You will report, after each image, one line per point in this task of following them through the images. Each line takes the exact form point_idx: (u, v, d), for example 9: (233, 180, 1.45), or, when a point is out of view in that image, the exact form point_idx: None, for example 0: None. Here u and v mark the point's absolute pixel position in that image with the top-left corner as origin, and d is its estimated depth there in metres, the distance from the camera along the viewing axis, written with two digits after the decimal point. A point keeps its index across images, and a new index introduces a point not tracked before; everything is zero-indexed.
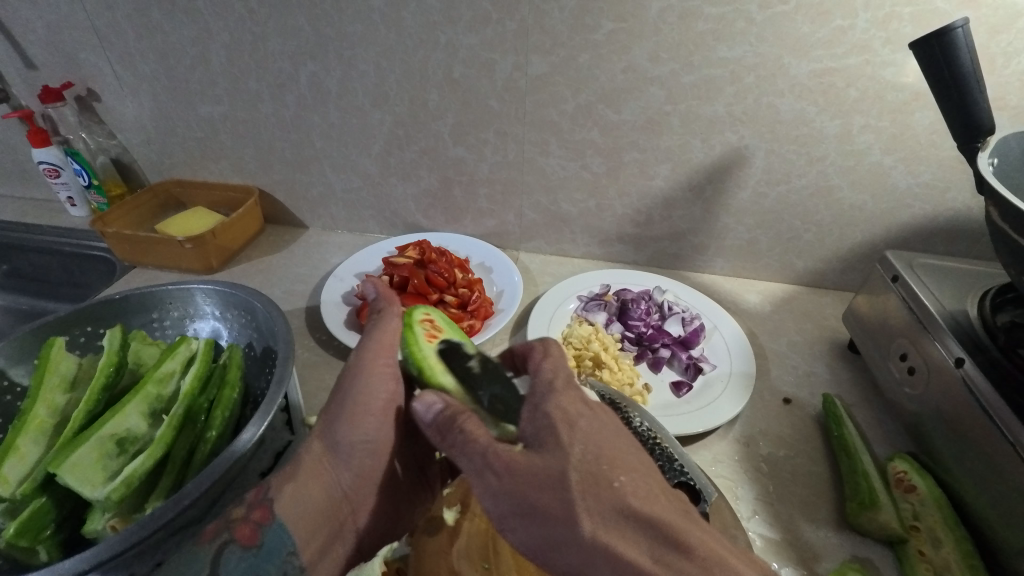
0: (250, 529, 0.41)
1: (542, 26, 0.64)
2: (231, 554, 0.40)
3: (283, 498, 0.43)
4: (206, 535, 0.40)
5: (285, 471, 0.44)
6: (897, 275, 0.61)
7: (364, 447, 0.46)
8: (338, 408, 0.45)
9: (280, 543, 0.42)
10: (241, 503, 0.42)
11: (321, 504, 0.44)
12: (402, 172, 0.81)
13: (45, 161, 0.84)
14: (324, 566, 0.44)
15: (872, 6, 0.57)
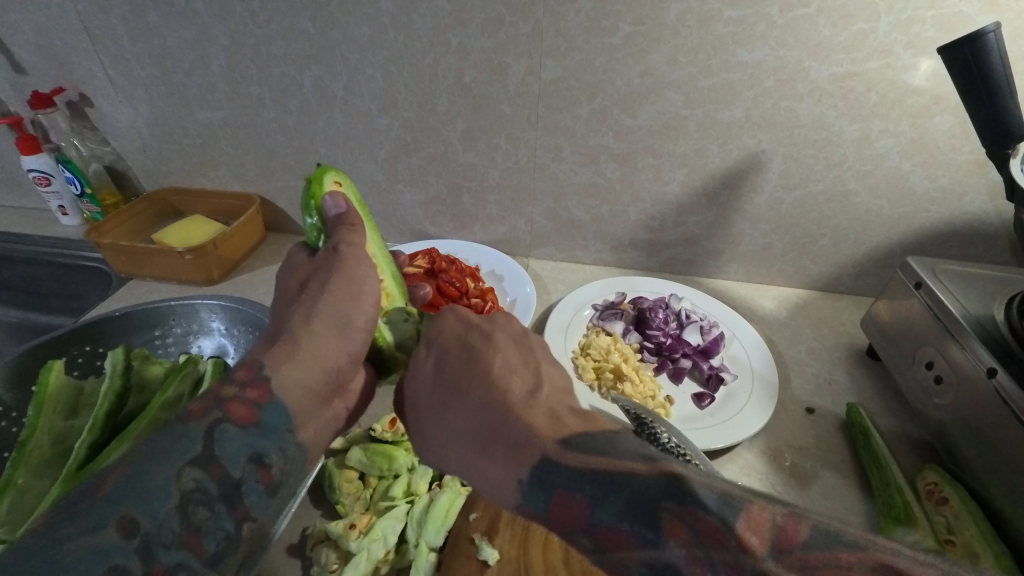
0: (246, 408, 0.37)
1: (557, 28, 0.62)
2: (226, 432, 0.36)
3: (281, 377, 0.40)
4: (194, 413, 0.36)
5: (279, 351, 0.41)
6: (919, 281, 0.60)
7: (359, 334, 0.45)
8: (338, 290, 0.45)
9: (280, 423, 0.38)
10: (231, 381, 0.38)
11: (322, 382, 0.42)
12: (410, 179, 0.79)
13: (35, 169, 0.81)
14: (320, 448, 0.42)
15: (895, 9, 0.55)
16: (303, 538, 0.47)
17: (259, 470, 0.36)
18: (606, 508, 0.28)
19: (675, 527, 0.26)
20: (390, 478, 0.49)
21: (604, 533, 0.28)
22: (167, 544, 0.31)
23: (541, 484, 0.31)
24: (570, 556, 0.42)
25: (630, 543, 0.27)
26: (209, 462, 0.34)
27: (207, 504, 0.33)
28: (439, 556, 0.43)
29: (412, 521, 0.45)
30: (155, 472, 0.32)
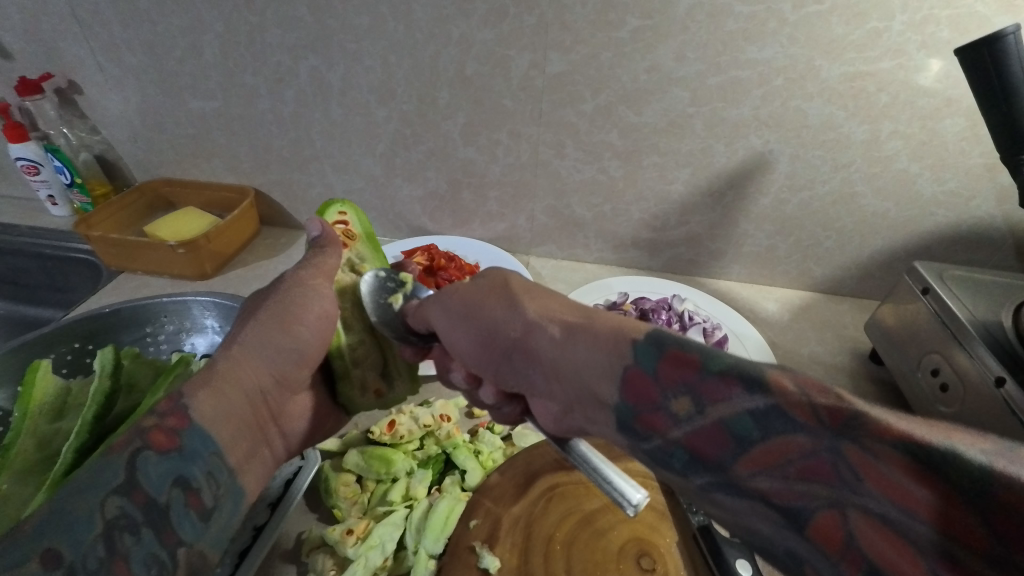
0: (165, 435, 0.37)
1: (563, 21, 0.60)
2: (147, 460, 0.36)
3: (200, 403, 0.40)
4: (116, 446, 0.36)
5: (198, 380, 0.42)
6: (926, 286, 0.59)
7: (291, 356, 0.45)
8: (266, 317, 0.45)
9: (203, 448, 0.39)
10: (151, 413, 0.38)
11: (242, 406, 0.43)
12: (408, 173, 0.77)
13: (22, 157, 0.78)
14: (251, 468, 0.43)
15: (909, 8, 0.54)
16: (299, 543, 0.46)
17: (187, 495, 0.37)
18: (714, 362, 0.23)
19: (734, 388, 0.22)
20: (388, 482, 0.48)
21: (713, 384, 0.23)
22: (92, 570, 0.31)
23: (653, 341, 0.26)
24: (572, 565, 0.42)
25: (740, 388, 0.22)
26: (131, 490, 0.34)
27: (134, 529, 0.33)
28: (438, 563, 0.42)
29: (410, 528, 0.44)
30: (78, 504, 0.32)
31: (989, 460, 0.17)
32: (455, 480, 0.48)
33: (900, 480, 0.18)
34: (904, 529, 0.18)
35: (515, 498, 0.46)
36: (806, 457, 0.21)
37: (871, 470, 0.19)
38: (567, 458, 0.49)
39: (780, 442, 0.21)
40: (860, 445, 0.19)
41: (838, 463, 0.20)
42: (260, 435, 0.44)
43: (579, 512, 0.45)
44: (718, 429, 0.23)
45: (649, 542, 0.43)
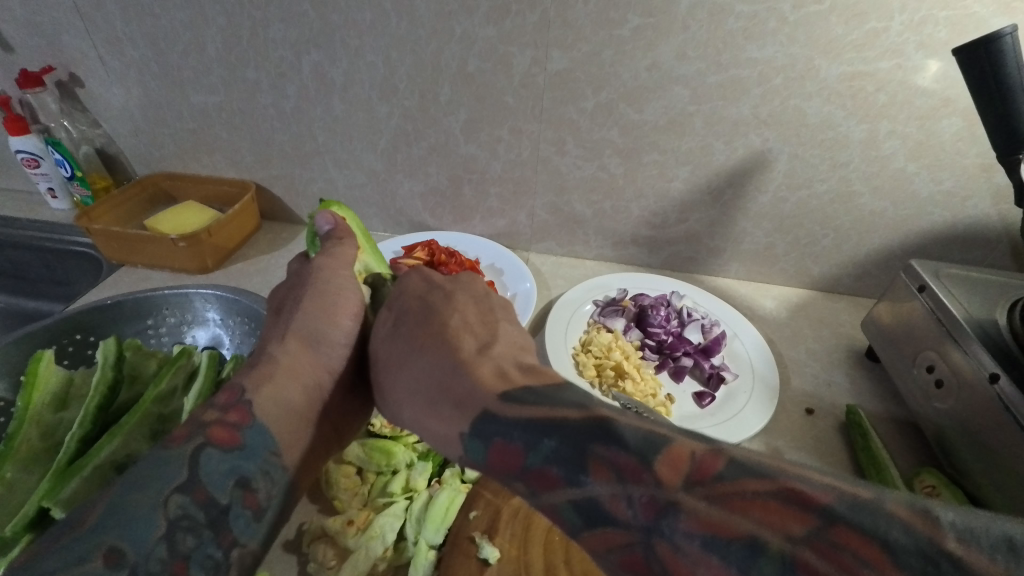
0: (227, 432, 0.38)
1: (565, 18, 0.61)
2: (210, 456, 0.36)
3: (260, 398, 0.41)
4: (178, 440, 0.36)
5: (257, 373, 0.42)
6: (923, 284, 0.60)
7: (334, 347, 0.47)
8: (316, 309, 0.47)
9: (261, 445, 0.39)
10: (213, 406, 0.39)
11: (300, 400, 0.43)
12: (409, 168, 0.77)
13: (23, 150, 0.78)
14: (306, 462, 0.43)
15: (908, 9, 0.55)
16: (300, 534, 0.46)
17: (245, 494, 0.37)
18: (536, 453, 0.32)
19: (557, 481, 0.31)
20: (389, 474, 0.49)
21: (535, 475, 0.32)
22: (154, 571, 0.31)
23: (480, 434, 0.36)
24: (571, 556, 0.42)
25: (559, 483, 0.30)
26: (193, 487, 0.34)
27: (195, 530, 0.33)
28: (438, 554, 0.42)
29: (411, 519, 0.45)
30: (140, 499, 0.32)
31: (777, 545, 0.24)
32: (455, 472, 0.48)
33: (714, 564, 0.25)
34: None
35: (515, 490, 0.46)
36: (630, 550, 0.27)
37: (674, 561, 0.26)
38: None
39: (606, 531, 0.28)
40: (668, 536, 0.26)
41: (650, 556, 0.27)
42: (315, 431, 0.44)
43: None
44: (556, 512, 0.31)
45: None
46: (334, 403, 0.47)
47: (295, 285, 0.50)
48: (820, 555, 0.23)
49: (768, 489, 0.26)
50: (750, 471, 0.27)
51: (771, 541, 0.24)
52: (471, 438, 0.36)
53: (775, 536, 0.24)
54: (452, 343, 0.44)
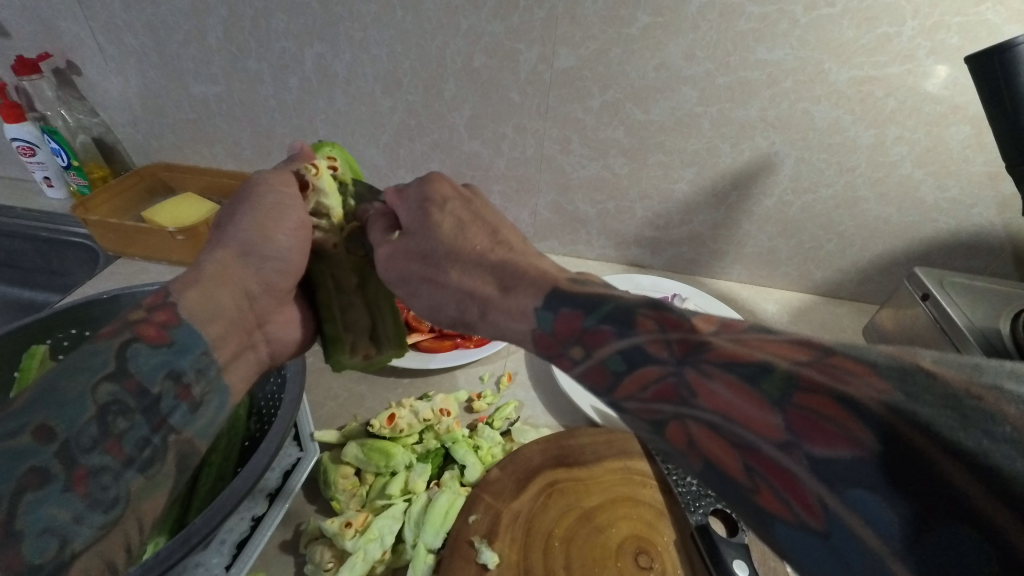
0: (155, 329, 0.34)
1: (573, 15, 0.60)
2: (139, 351, 0.33)
3: (188, 301, 0.36)
4: (105, 333, 0.34)
5: (184, 278, 0.37)
6: (926, 292, 0.60)
7: (274, 265, 0.40)
8: (250, 210, 0.39)
9: (195, 344, 0.35)
10: (138, 304, 0.35)
11: (232, 310, 0.38)
12: (412, 165, 0.77)
13: (19, 138, 0.77)
14: (239, 376, 0.38)
15: (922, 14, 0.54)
16: (297, 535, 0.46)
17: (178, 388, 0.34)
18: (594, 315, 0.30)
19: (606, 335, 0.29)
20: (388, 475, 0.48)
21: (592, 335, 0.30)
22: (87, 448, 0.30)
23: (551, 306, 0.32)
24: (571, 561, 0.42)
25: (610, 335, 0.29)
26: (124, 377, 0.32)
27: (127, 415, 0.32)
28: (437, 558, 0.42)
29: (410, 521, 0.44)
30: (69, 385, 0.31)
31: (783, 369, 0.23)
32: (455, 474, 0.48)
33: (750, 396, 0.24)
34: (749, 438, 0.23)
35: (515, 493, 0.46)
36: (661, 380, 0.27)
37: (703, 388, 0.25)
38: (567, 454, 0.49)
39: (641, 371, 0.27)
40: (696, 368, 0.26)
41: (680, 383, 0.26)
42: (248, 340, 0.39)
43: (579, 508, 0.45)
44: (602, 365, 0.29)
45: (647, 540, 0.44)
46: (271, 317, 0.42)
47: (233, 193, 0.42)
48: (821, 371, 0.22)
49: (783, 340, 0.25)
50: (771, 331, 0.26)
51: (779, 366, 0.24)
52: (543, 308, 0.32)
53: (786, 364, 0.24)
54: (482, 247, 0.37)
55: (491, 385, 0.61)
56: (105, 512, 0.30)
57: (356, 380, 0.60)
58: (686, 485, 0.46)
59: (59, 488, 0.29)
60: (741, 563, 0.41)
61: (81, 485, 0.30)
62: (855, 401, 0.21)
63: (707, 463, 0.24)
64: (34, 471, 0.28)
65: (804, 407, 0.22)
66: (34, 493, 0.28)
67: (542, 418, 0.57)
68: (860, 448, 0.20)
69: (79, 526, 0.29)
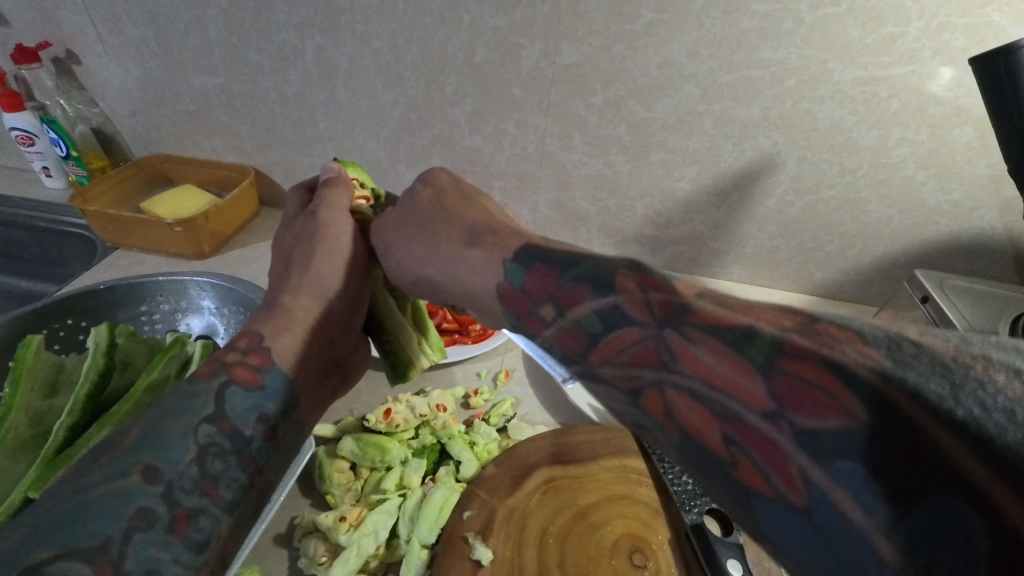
0: (249, 371, 0.39)
1: (577, 11, 0.59)
2: (234, 394, 0.37)
3: (279, 348, 0.41)
4: (202, 376, 0.38)
5: (275, 323, 0.42)
6: (926, 295, 0.59)
7: (344, 307, 0.47)
8: (317, 251, 0.47)
9: (280, 385, 0.40)
10: (233, 349, 0.40)
11: (315, 351, 0.44)
12: (412, 159, 0.76)
13: (18, 127, 0.77)
14: (314, 404, 0.44)
15: (927, 14, 0.54)
16: (291, 528, 0.46)
17: (264, 429, 0.38)
18: (571, 274, 0.30)
19: (586, 294, 0.28)
20: (383, 470, 0.48)
21: (570, 294, 0.29)
22: (187, 490, 0.33)
23: (520, 261, 0.33)
24: (565, 559, 0.42)
25: (588, 294, 0.28)
26: (220, 420, 0.36)
27: (221, 457, 0.35)
28: (431, 553, 0.42)
29: (404, 516, 0.44)
30: (172, 426, 0.34)
31: (770, 334, 0.22)
32: (450, 470, 0.48)
33: (726, 355, 0.23)
34: (731, 406, 0.23)
35: (510, 490, 0.45)
36: (641, 346, 0.26)
37: (686, 353, 0.24)
38: (563, 452, 0.49)
39: (618, 336, 0.27)
40: (679, 330, 0.25)
41: (661, 348, 0.25)
42: (326, 377, 0.45)
43: (575, 506, 0.45)
44: (576, 327, 0.29)
45: (642, 539, 0.43)
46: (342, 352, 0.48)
47: (299, 237, 0.48)
48: (807, 335, 0.22)
49: (773, 307, 0.24)
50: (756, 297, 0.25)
51: (764, 331, 0.22)
52: (514, 263, 0.33)
53: (773, 329, 0.22)
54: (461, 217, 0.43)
55: (488, 382, 0.61)
56: (196, 551, 0.33)
57: None
58: (682, 484, 0.46)
59: (161, 531, 0.31)
60: (735, 562, 0.41)
61: (182, 526, 0.32)
62: (840, 365, 0.20)
63: (689, 433, 0.24)
64: (142, 511, 0.31)
65: (789, 373, 0.21)
66: (141, 534, 0.31)
67: (539, 415, 0.57)
68: (847, 419, 0.20)
69: (175, 564, 0.32)
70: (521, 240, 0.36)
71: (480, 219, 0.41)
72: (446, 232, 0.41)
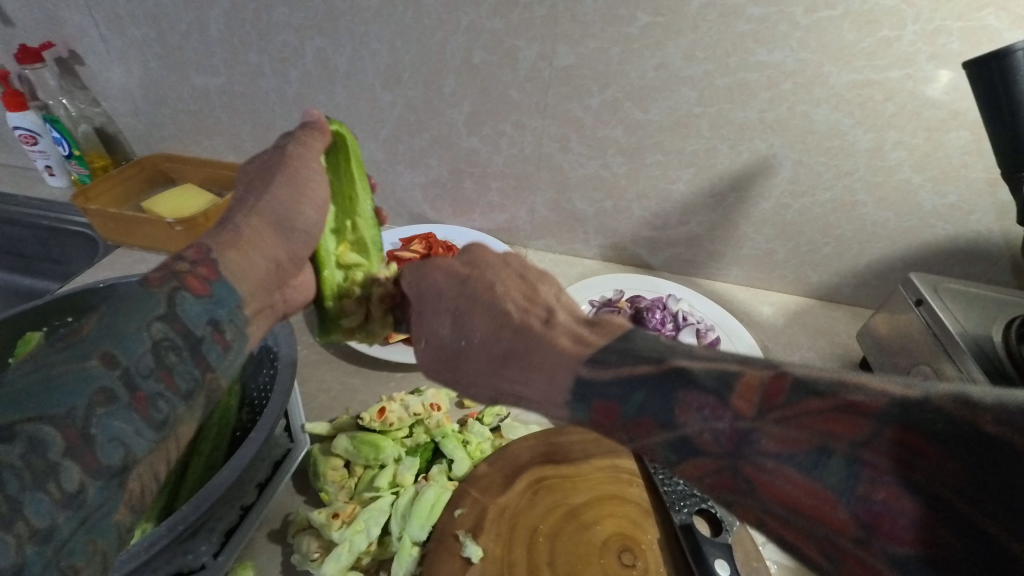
0: (199, 281, 0.36)
1: (574, 14, 0.60)
2: (185, 300, 0.34)
3: (228, 264, 0.38)
4: (152, 281, 0.35)
5: (224, 240, 0.39)
6: (921, 298, 0.59)
7: (300, 233, 0.44)
8: (276, 175, 0.43)
9: (231, 298, 0.37)
10: (182, 258, 0.36)
11: (265, 272, 0.40)
12: (410, 160, 0.77)
13: (21, 126, 0.77)
14: (260, 329, 0.40)
15: (922, 18, 0.54)
16: (286, 525, 0.47)
17: (216, 334, 0.35)
18: (629, 406, 0.30)
19: (650, 427, 0.29)
20: (377, 468, 0.48)
21: (636, 425, 0.29)
22: (144, 375, 0.31)
23: (581, 395, 0.32)
24: (555, 557, 0.42)
25: (653, 428, 0.29)
26: (174, 319, 0.33)
27: (177, 351, 0.33)
28: (423, 550, 0.43)
29: (396, 514, 0.45)
30: (125, 321, 0.32)
31: (841, 454, 0.23)
32: (443, 468, 0.48)
33: (796, 477, 0.24)
34: (822, 531, 0.24)
35: (501, 489, 0.46)
36: (719, 473, 0.26)
37: (762, 480, 0.25)
38: (555, 451, 0.49)
39: (693, 463, 0.27)
40: (753, 462, 0.25)
41: (737, 476, 0.26)
42: (272, 301, 0.41)
43: (566, 505, 0.45)
44: (650, 454, 0.29)
45: (631, 538, 0.44)
46: (293, 281, 0.44)
47: (265, 164, 0.44)
48: (881, 455, 0.22)
49: (828, 407, 0.24)
50: (814, 389, 0.25)
51: (836, 449, 0.23)
52: (574, 401, 0.32)
53: (841, 445, 0.23)
54: (499, 312, 0.37)
55: None
56: (157, 430, 0.31)
57: (349, 374, 0.61)
58: (673, 484, 0.46)
59: (124, 407, 0.30)
60: (724, 562, 0.41)
61: (142, 406, 0.31)
62: (914, 487, 0.21)
63: (783, 539, 0.25)
64: (102, 391, 0.29)
65: (877, 502, 0.22)
66: (104, 408, 0.29)
67: (533, 415, 0.58)
68: (937, 544, 0.21)
69: (138, 438, 0.30)
70: (561, 343, 0.34)
71: (510, 319, 0.36)
72: (486, 341, 0.36)
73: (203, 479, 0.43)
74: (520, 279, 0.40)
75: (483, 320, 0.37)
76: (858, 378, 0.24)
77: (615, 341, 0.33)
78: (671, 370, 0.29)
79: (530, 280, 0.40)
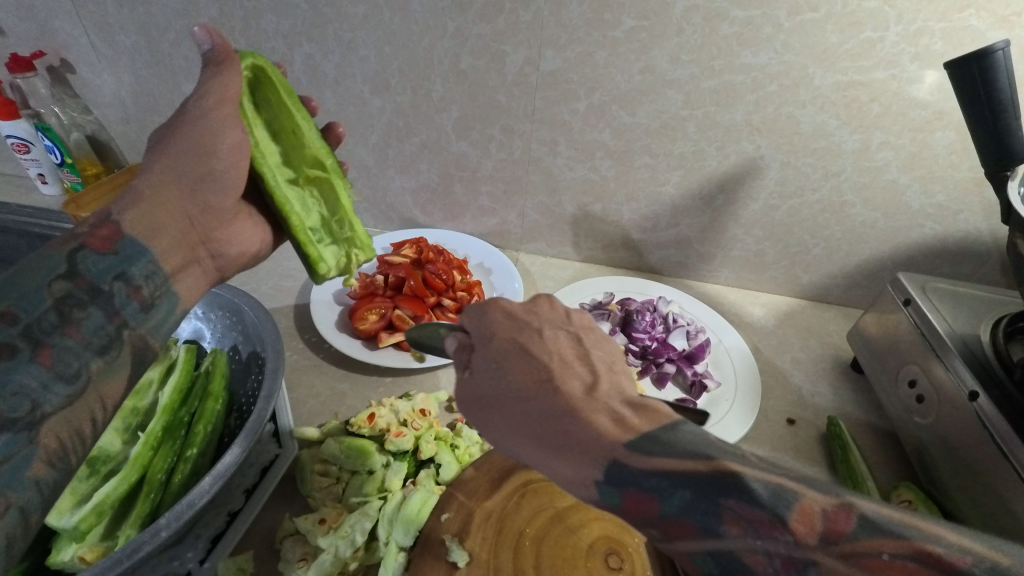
0: (103, 239, 0.38)
1: (559, 18, 0.60)
2: (88, 257, 0.37)
3: (130, 220, 0.39)
4: (57, 243, 0.37)
5: (128, 198, 0.41)
6: (909, 298, 0.59)
7: (212, 183, 0.43)
8: (179, 137, 0.41)
9: (141, 254, 0.39)
10: (85, 221, 0.38)
11: (177, 225, 0.41)
12: (401, 165, 0.77)
13: (13, 134, 0.77)
14: (187, 284, 0.42)
15: (905, 19, 0.54)
16: (273, 530, 0.47)
17: (129, 288, 0.38)
18: (671, 501, 0.25)
19: (692, 533, 0.25)
20: (365, 474, 0.48)
21: (674, 525, 0.25)
22: (48, 330, 0.34)
23: (615, 483, 0.27)
24: (541, 562, 0.42)
25: (695, 534, 0.25)
26: (74, 276, 0.36)
27: (83, 306, 0.36)
28: (409, 555, 0.43)
29: (383, 519, 0.45)
30: (28, 280, 0.35)
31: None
32: (431, 473, 0.49)
33: None
34: None
35: (488, 493, 0.46)
36: None
37: None
38: None
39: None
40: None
41: None
42: (194, 255, 0.43)
43: (553, 509, 0.45)
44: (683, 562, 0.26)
45: (618, 542, 0.44)
46: (216, 232, 0.45)
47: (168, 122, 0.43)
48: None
49: (900, 553, 0.22)
50: (885, 530, 0.22)
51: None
52: (606, 484, 0.27)
53: None
54: (546, 354, 0.31)
55: None
56: (70, 383, 0.34)
57: (339, 380, 0.61)
58: None
59: (25, 359, 0.33)
60: None
61: (46, 357, 0.34)
62: None
63: None
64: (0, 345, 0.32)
65: None
66: (4, 362, 0.32)
67: None
68: None
69: (47, 394, 0.33)
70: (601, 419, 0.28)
71: (570, 385, 0.30)
72: (531, 401, 0.30)
73: (190, 482, 0.43)
74: (576, 342, 0.33)
75: (525, 377, 0.30)
76: (931, 528, 0.22)
77: (662, 428, 0.28)
78: (724, 472, 0.25)
79: (584, 334, 0.34)
